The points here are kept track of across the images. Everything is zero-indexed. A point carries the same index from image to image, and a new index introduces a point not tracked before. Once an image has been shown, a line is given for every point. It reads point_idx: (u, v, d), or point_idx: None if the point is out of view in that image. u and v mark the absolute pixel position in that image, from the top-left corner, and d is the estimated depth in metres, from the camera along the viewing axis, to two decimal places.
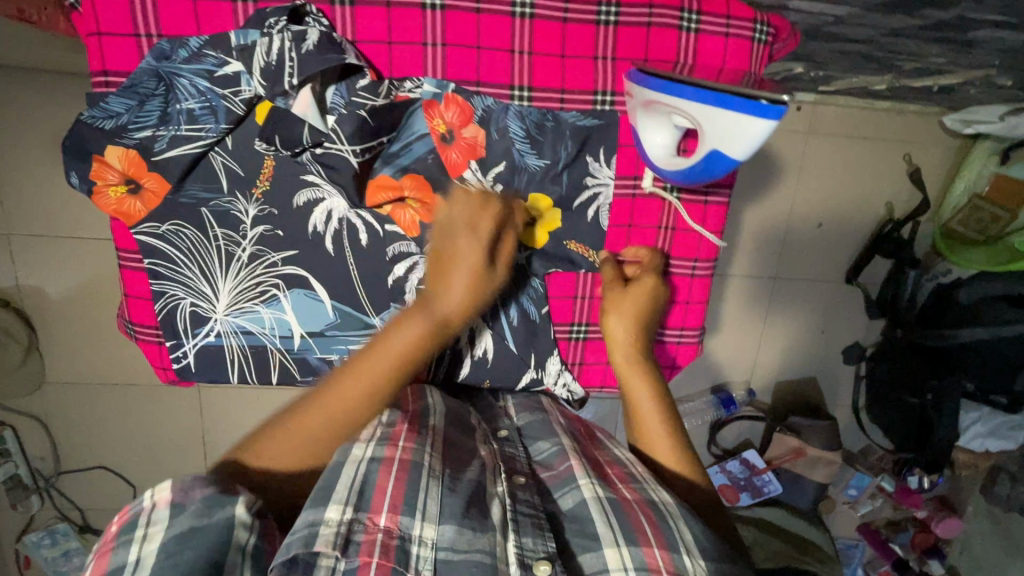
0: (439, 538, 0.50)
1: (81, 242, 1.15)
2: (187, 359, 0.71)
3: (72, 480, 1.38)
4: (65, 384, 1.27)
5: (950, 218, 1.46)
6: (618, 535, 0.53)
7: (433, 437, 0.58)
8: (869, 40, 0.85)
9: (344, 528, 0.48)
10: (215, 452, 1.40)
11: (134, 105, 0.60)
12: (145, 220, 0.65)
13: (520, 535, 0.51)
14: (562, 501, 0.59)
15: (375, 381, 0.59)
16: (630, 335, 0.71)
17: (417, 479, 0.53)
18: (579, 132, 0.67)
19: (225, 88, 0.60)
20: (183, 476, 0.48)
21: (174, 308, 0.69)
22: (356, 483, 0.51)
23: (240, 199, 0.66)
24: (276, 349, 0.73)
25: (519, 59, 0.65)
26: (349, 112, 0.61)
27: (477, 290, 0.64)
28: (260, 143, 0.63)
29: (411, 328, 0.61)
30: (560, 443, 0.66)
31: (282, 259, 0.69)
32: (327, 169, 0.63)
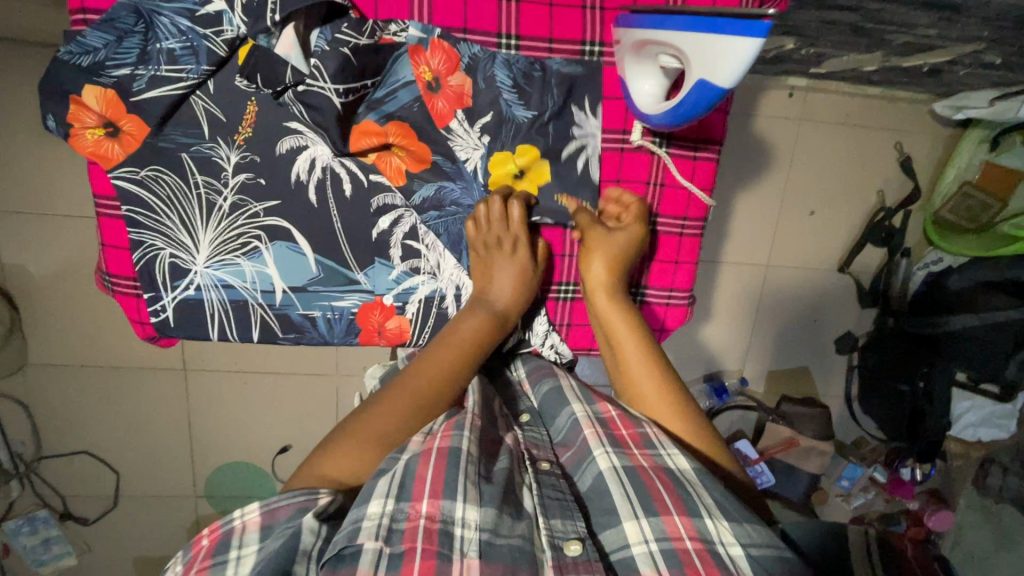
0: (481, 520, 0.49)
1: (63, 218, 1.13)
2: (166, 313, 0.69)
3: (53, 465, 1.35)
4: (48, 365, 1.25)
5: (940, 206, 1.47)
6: (636, 507, 0.53)
7: (470, 422, 0.58)
8: (858, 6, 0.85)
9: (386, 520, 0.47)
10: (200, 437, 1.37)
11: (112, 41, 0.59)
12: (123, 164, 0.64)
13: (548, 518, 0.52)
14: (581, 482, 0.59)
15: (445, 369, 0.63)
16: (610, 279, 0.69)
17: (454, 464, 0.52)
18: (565, 79, 0.67)
19: (207, 28, 0.59)
20: (269, 499, 0.50)
21: (153, 259, 0.67)
22: (396, 477, 0.51)
23: (221, 145, 0.65)
24: (257, 305, 0.71)
25: (507, 7, 0.64)
26: (332, 49, 0.60)
27: (526, 284, 0.70)
28: (240, 80, 0.62)
29: (476, 322, 0.67)
30: (573, 411, 0.65)
31: (264, 209, 0.67)
32: (308, 108, 0.62)
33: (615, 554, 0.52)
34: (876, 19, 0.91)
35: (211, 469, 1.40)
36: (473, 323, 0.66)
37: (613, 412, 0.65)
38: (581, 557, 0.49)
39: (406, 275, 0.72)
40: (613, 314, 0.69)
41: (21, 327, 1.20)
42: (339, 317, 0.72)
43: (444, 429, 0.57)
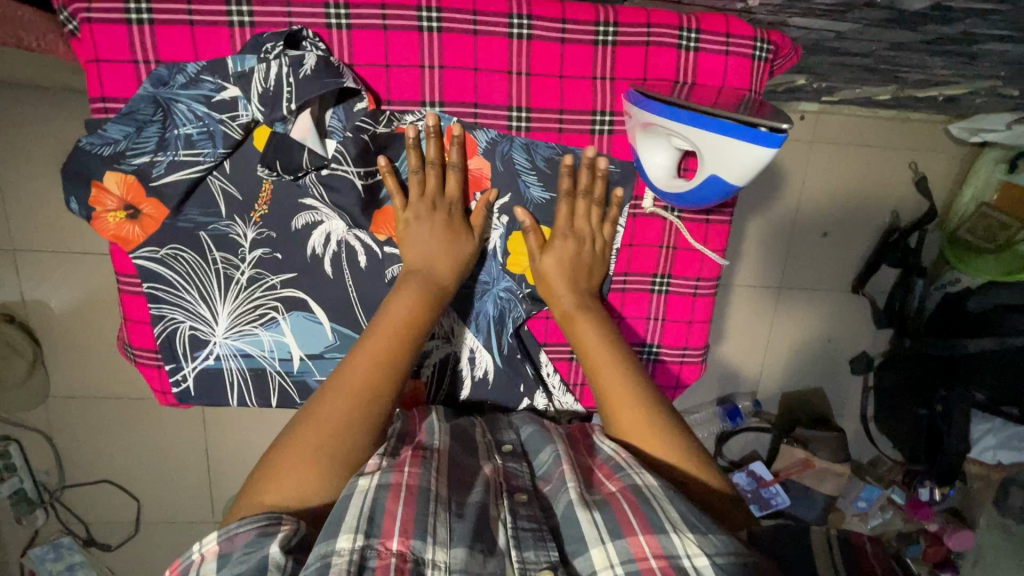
0: (452, 560, 0.48)
1: (88, 258, 1.16)
2: (186, 382, 0.71)
3: (76, 494, 1.37)
4: (70, 398, 1.28)
5: (956, 227, 1.46)
6: (602, 532, 0.51)
7: (438, 460, 0.56)
8: (871, 53, 0.84)
9: (357, 555, 0.45)
10: (219, 465, 1.40)
11: (131, 131, 0.60)
12: (143, 244, 0.65)
13: (521, 550, 0.50)
14: (557, 509, 0.56)
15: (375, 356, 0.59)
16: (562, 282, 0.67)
17: (425, 502, 0.51)
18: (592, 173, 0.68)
19: (223, 113, 0.60)
20: (226, 524, 0.47)
21: (174, 332, 0.69)
22: (366, 509, 0.49)
23: (239, 222, 0.66)
24: (275, 372, 0.72)
25: (517, 80, 0.64)
26: (353, 135, 0.61)
27: (455, 246, 0.65)
28: (260, 169, 0.63)
29: (411, 294, 0.62)
30: (556, 450, 0.63)
31: (281, 282, 0.68)
32: (329, 190, 0.64)
33: None
34: (890, 62, 0.89)
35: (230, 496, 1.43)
36: (404, 299, 0.62)
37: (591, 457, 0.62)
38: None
39: None
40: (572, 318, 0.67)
41: (45, 363, 1.22)
42: None
43: (409, 459, 0.55)
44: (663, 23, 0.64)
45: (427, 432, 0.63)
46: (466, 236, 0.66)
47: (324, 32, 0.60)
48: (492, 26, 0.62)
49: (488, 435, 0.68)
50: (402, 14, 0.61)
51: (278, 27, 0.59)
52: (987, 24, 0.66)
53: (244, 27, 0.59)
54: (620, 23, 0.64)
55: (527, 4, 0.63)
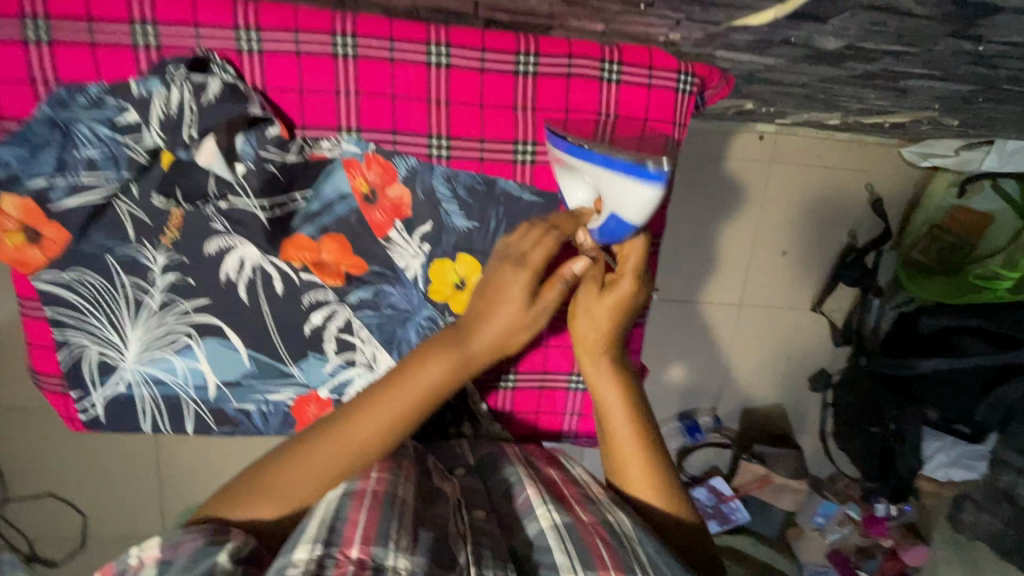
0: (412, 564, 0.44)
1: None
2: (95, 410, 0.69)
3: (18, 510, 1.33)
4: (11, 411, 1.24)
5: (910, 247, 1.48)
6: (575, 561, 0.48)
7: (407, 470, 0.55)
8: (807, 83, 0.85)
9: (313, 564, 0.42)
10: (170, 477, 1.37)
11: (25, 154, 0.58)
12: (45, 268, 0.63)
13: (481, 567, 0.46)
14: (528, 528, 0.53)
15: (394, 419, 0.54)
16: (603, 327, 0.60)
17: (388, 511, 0.48)
18: (517, 204, 0.67)
19: (127, 136, 0.59)
20: (171, 530, 0.46)
21: (81, 357, 0.67)
22: (325, 520, 0.46)
23: (147, 247, 0.64)
24: (190, 399, 0.70)
25: (436, 109, 0.63)
26: (257, 166, 0.61)
27: (512, 324, 0.58)
28: (158, 197, 0.62)
29: (442, 366, 0.55)
30: (517, 470, 0.61)
31: (193, 307, 0.67)
32: (233, 223, 0.64)
33: None
34: (827, 92, 0.91)
35: (181, 511, 1.39)
36: (435, 369, 0.55)
37: (558, 475, 0.63)
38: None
39: (341, 368, 0.70)
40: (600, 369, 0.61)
41: None
42: (274, 410, 0.72)
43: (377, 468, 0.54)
44: (585, 54, 0.64)
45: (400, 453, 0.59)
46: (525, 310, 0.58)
47: (234, 57, 0.59)
48: (408, 54, 0.61)
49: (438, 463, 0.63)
50: (314, 39, 0.59)
51: (184, 49, 0.58)
52: (905, 63, 0.66)
53: (149, 49, 0.57)
54: (541, 53, 0.63)
55: (446, 32, 0.61)
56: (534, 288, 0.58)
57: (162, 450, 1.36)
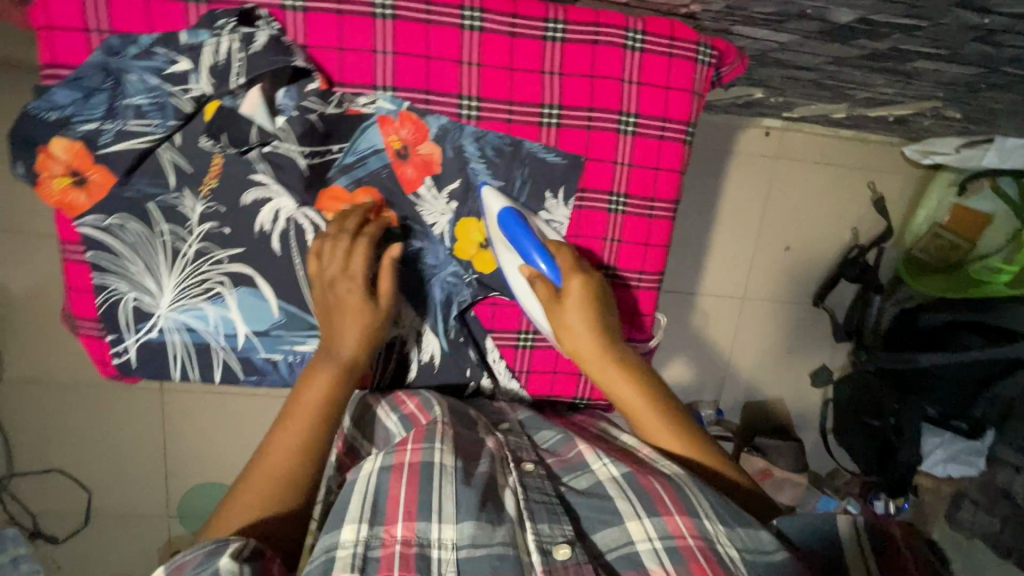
0: (458, 537, 0.52)
1: (46, 239, 1.17)
2: (128, 354, 0.71)
3: (25, 483, 1.33)
4: (26, 382, 1.26)
5: (912, 246, 1.51)
6: (638, 508, 0.56)
7: (443, 431, 0.61)
8: (817, 67, 0.88)
9: (360, 548, 0.50)
10: (177, 455, 1.38)
11: (79, 98, 0.61)
12: (89, 212, 0.65)
13: (536, 523, 0.55)
14: (579, 482, 0.62)
15: (305, 427, 0.60)
16: (591, 336, 0.67)
17: (427, 481, 0.55)
18: (540, 164, 0.70)
19: (175, 85, 0.61)
20: (173, 555, 0.48)
21: (117, 302, 0.69)
22: (368, 496, 0.54)
23: (188, 195, 0.67)
24: (220, 348, 0.72)
25: (468, 70, 0.66)
26: (299, 115, 0.64)
27: (365, 324, 0.65)
28: (205, 140, 0.64)
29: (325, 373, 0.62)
30: (565, 431, 0.69)
31: (228, 256, 0.69)
32: (275, 168, 0.66)
33: (610, 554, 0.55)
34: (835, 78, 0.94)
35: (185, 490, 1.39)
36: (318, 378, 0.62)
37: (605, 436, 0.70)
38: (570, 561, 0.52)
39: None
40: (612, 372, 0.67)
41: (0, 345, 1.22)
42: (300, 361, 0.74)
43: (413, 440, 0.60)
44: (610, 24, 0.67)
45: (428, 410, 0.66)
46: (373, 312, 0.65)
47: (279, 13, 0.62)
48: (444, 17, 0.64)
49: (484, 417, 0.71)
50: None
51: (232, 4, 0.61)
52: (913, 40, 0.70)
53: (199, 4, 0.61)
54: (568, 21, 0.66)
55: None
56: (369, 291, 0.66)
57: (170, 428, 1.36)
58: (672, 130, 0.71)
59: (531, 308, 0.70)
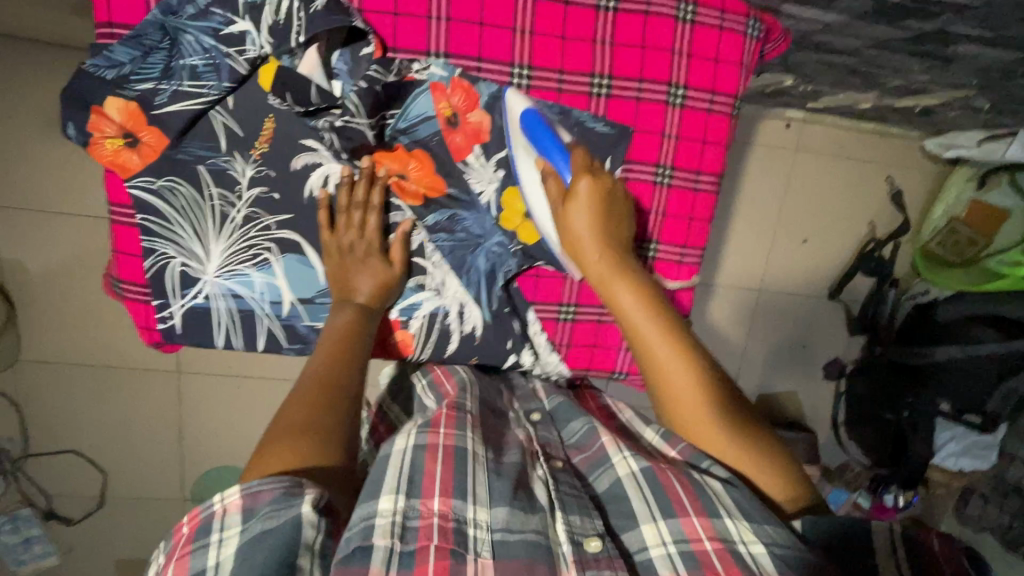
0: (494, 519, 0.52)
1: (68, 218, 1.16)
2: (173, 320, 0.71)
3: (40, 464, 1.32)
4: (42, 362, 1.24)
5: (928, 239, 1.49)
6: (654, 510, 0.55)
7: (472, 421, 0.61)
8: (855, 51, 0.88)
9: (399, 517, 0.49)
10: (190, 439, 1.35)
11: (137, 56, 0.61)
12: (140, 174, 0.65)
13: (566, 513, 0.55)
14: (599, 483, 0.61)
15: (325, 363, 0.62)
16: (591, 236, 0.65)
17: (462, 464, 0.55)
18: (589, 134, 0.70)
19: (230, 47, 0.61)
20: (251, 482, 0.47)
21: (165, 267, 0.69)
22: (405, 470, 0.53)
23: (238, 159, 0.67)
24: (264, 315, 0.72)
25: (521, 38, 0.67)
26: (365, 87, 0.64)
27: (379, 274, 0.70)
28: (274, 100, 0.65)
29: (346, 315, 0.67)
30: (591, 422, 0.67)
31: (276, 222, 0.69)
32: (342, 138, 0.66)
33: (637, 555, 0.54)
34: (872, 64, 0.94)
35: (199, 475, 1.38)
36: (340, 321, 0.67)
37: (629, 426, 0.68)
38: (601, 553, 0.52)
39: (412, 291, 0.74)
40: (617, 282, 0.65)
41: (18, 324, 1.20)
42: None
43: (445, 423, 0.59)
44: None
45: (466, 395, 0.66)
46: (387, 266, 0.70)
47: None
48: None
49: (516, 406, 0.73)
50: None
51: None
52: (961, 19, 0.70)
53: None
54: None
55: None
56: (382, 247, 0.71)
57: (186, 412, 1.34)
58: (719, 103, 0.72)
59: (541, 214, 0.69)
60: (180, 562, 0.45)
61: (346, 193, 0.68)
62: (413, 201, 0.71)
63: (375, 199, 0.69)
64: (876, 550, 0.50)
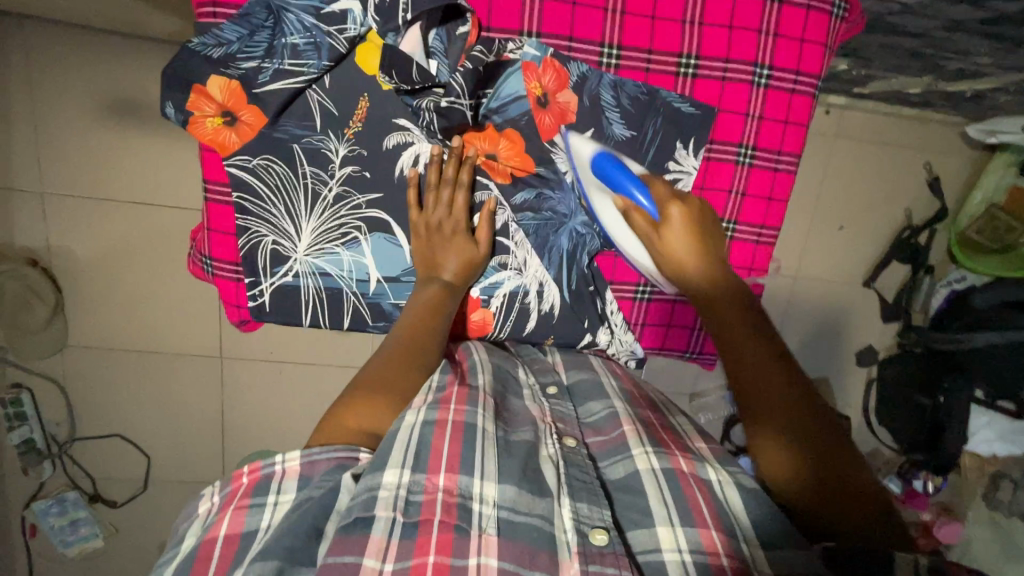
0: (500, 497, 0.49)
1: (114, 203, 1.15)
2: (262, 298, 0.72)
3: (85, 448, 1.29)
4: (86, 348, 1.22)
5: (965, 226, 1.44)
6: (671, 513, 0.50)
7: (484, 400, 0.58)
8: (925, 33, 0.88)
9: (402, 491, 0.47)
10: (233, 426, 1.31)
11: (245, 34, 0.62)
12: (238, 152, 0.66)
13: (574, 500, 0.50)
14: (612, 470, 0.56)
15: (404, 339, 0.63)
16: (688, 255, 0.64)
17: (471, 440, 0.52)
18: (675, 114, 0.70)
19: (331, 25, 0.61)
20: (311, 448, 0.50)
21: (257, 245, 0.70)
22: (412, 445, 0.50)
23: (332, 138, 0.68)
24: (351, 293, 0.73)
25: (612, 18, 0.67)
26: (468, 68, 0.64)
27: (464, 254, 0.70)
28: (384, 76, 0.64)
29: (436, 289, 0.68)
30: (614, 407, 0.63)
31: (366, 201, 0.70)
32: (441, 118, 0.66)
33: (643, 556, 0.48)
34: (937, 46, 0.94)
35: (245, 457, 1.33)
36: (428, 294, 0.68)
37: (653, 419, 0.63)
38: (607, 548, 0.46)
39: (493, 270, 0.75)
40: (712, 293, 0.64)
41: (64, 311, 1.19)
42: None
43: (456, 399, 0.56)
44: None
45: (475, 371, 0.64)
46: (473, 244, 0.71)
47: None
48: None
49: (533, 379, 0.69)
50: None
51: None
52: None
53: None
54: None
55: None
56: (468, 227, 0.71)
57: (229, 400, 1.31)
58: (803, 85, 0.72)
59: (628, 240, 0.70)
60: (235, 514, 0.46)
61: (437, 175, 0.69)
62: (503, 179, 0.73)
63: (463, 177, 0.69)
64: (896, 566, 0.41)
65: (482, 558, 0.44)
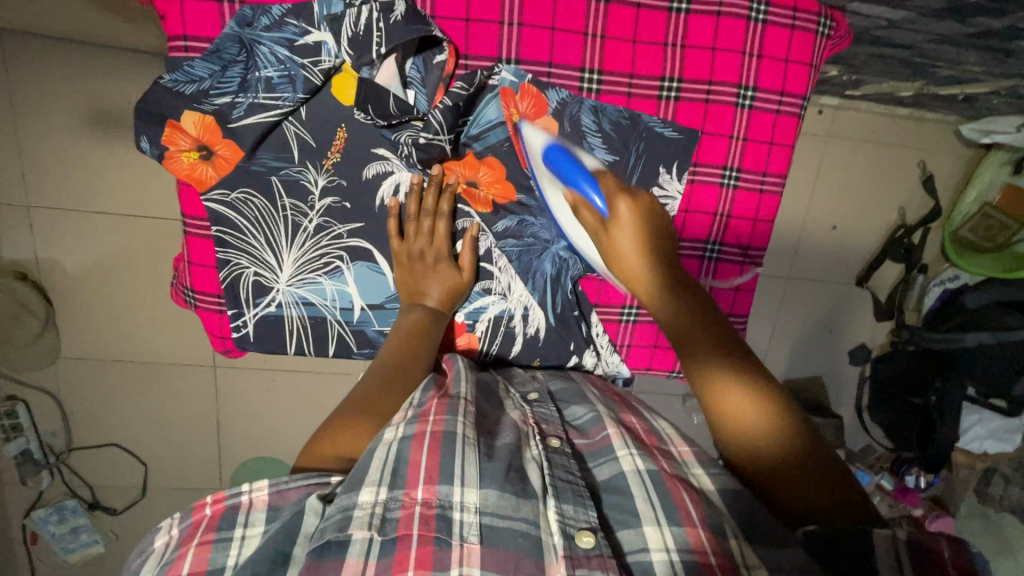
0: (483, 502, 0.48)
1: (97, 216, 1.12)
2: (246, 328, 0.72)
3: (83, 457, 1.29)
4: (79, 360, 1.21)
5: (959, 226, 1.39)
6: (658, 512, 0.48)
7: (465, 408, 0.56)
8: (914, 45, 0.87)
9: (379, 508, 0.45)
10: (227, 434, 1.32)
11: (216, 70, 0.61)
12: (215, 187, 0.66)
13: (559, 503, 0.48)
14: (598, 471, 0.54)
15: (387, 368, 0.63)
16: (640, 260, 0.63)
17: (451, 448, 0.50)
18: (657, 138, 0.69)
19: (305, 58, 0.61)
20: (279, 478, 0.49)
21: (238, 277, 0.70)
22: (389, 461, 0.48)
23: (310, 169, 0.67)
24: (335, 321, 0.73)
25: (592, 42, 0.66)
26: (447, 103, 0.63)
27: (447, 281, 0.70)
28: (360, 113, 0.64)
29: (417, 317, 0.68)
30: (597, 410, 0.62)
31: (347, 231, 0.70)
32: (421, 151, 0.66)
33: (633, 555, 0.46)
34: (927, 56, 0.92)
35: (239, 463, 1.34)
36: (410, 320, 0.68)
37: (637, 425, 0.62)
38: (594, 550, 0.45)
39: (478, 295, 0.74)
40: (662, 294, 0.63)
41: (55, 324, 1.17)
42: None
43: (435, 410, 0.54)
44: None
45: (455, 381, 0.62)
46: (455, 270, 0.71)
47: None
48: None
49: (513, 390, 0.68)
50: None
51: None
52: None
53: None
54: None
55: None
56: (451, 254, 0.71)
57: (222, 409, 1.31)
58: (788, 105, 0.71)
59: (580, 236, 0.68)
60: (199, 550, 0.45)
61: (418, 202, 0.69)
62: (485, 207, 0.72)
63: (444, 206, 0.69)
64: (875, 549, 0.41)
65: (463, 569, 0.43)
